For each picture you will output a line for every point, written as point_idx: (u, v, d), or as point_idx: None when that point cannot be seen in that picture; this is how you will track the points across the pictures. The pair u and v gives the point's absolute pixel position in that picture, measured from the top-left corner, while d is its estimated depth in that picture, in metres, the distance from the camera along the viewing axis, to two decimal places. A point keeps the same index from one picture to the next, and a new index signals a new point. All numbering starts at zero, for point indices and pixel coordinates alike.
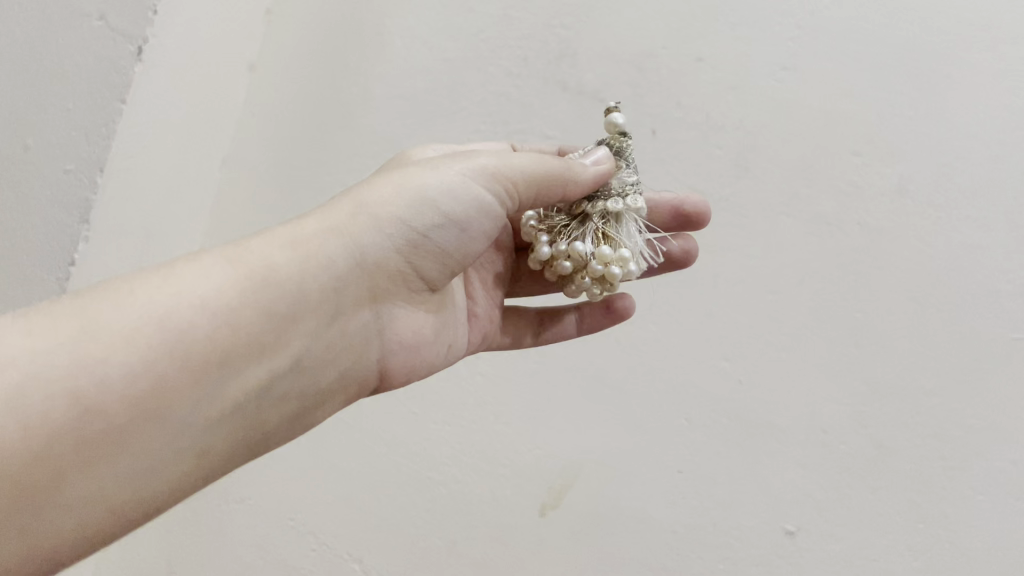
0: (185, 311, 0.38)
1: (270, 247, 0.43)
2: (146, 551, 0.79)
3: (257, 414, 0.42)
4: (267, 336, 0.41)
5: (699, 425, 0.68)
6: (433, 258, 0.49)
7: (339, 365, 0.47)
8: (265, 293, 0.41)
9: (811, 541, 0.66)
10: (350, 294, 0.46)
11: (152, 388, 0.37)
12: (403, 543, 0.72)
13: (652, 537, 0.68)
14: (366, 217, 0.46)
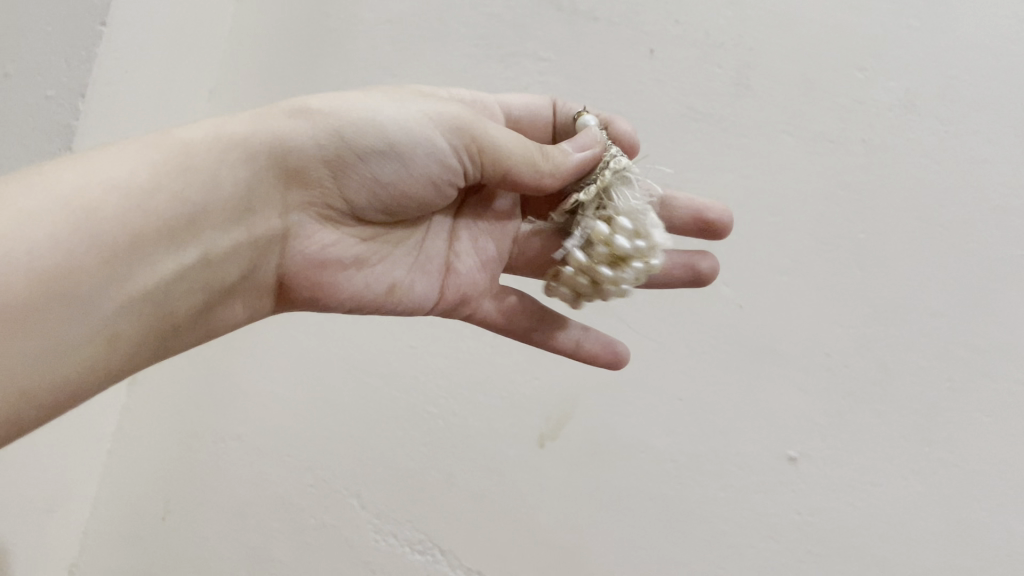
0: (94, 192, 0.38)
1: (198, 137, 0.43)
2: (145, 488, 0.81)
3: (167, 304, 0.41)
4: (177, 223, 0.41)
5: (698, 352, 0.68)
6: (368, 179, 0.47)
7: (254, 264, 0.46)
8: (180, 179, 0.41)
9: (813, 467, 0.65)
10: (262, 196, 0.45)
11: (61, 262, 0.36)
12: (402, 476, 0.74)
13: (653, 464, 0.68)
14: (302, 121, 0.45)
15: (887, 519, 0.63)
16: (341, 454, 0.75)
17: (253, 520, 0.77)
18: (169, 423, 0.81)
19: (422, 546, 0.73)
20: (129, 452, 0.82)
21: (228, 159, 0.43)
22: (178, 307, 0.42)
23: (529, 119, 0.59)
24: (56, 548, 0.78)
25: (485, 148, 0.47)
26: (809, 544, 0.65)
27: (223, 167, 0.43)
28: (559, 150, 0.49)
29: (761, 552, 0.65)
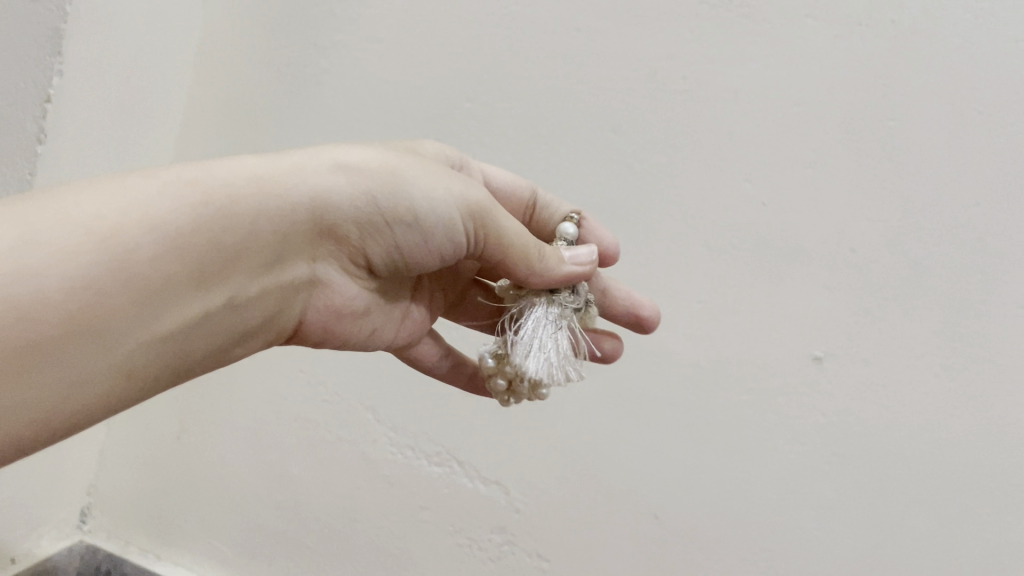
0: (130, 235, 0.35)
1: (240, 179, 0.39)
2: (159, 411, 0.80)
3: (186, 342, 0.39)
4: (209, 270, 0.38)
5: (719, 253, 0.65)
6: (395, 242, 0.45)
7: (267, 307, 0.44)
8: (216, 230, 0.38)
9: (839, 367, 0.63)
10: (294, 247, 0.43)
11: (95, 302, 0.34)
12: (416, 389, 0.73)
13: (672, 369, 0.67)
14: (338, 178, 0.42)
15: (916, 416, 0.61)
16: (355, 372, 0.74)
17: (270, 441, 0.76)
18: None
19: (441, 458, 0.72)
20: None
21: (266, 212, 0.40)
22: (200, 352, 0.41)
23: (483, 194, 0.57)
24: (74, 469, 0.79)
25: (486, 228, 0.45)
26: (834, 445, 0.63)
27: (260, 219, 0.39)
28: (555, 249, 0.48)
29: (785, 454, 0.64)
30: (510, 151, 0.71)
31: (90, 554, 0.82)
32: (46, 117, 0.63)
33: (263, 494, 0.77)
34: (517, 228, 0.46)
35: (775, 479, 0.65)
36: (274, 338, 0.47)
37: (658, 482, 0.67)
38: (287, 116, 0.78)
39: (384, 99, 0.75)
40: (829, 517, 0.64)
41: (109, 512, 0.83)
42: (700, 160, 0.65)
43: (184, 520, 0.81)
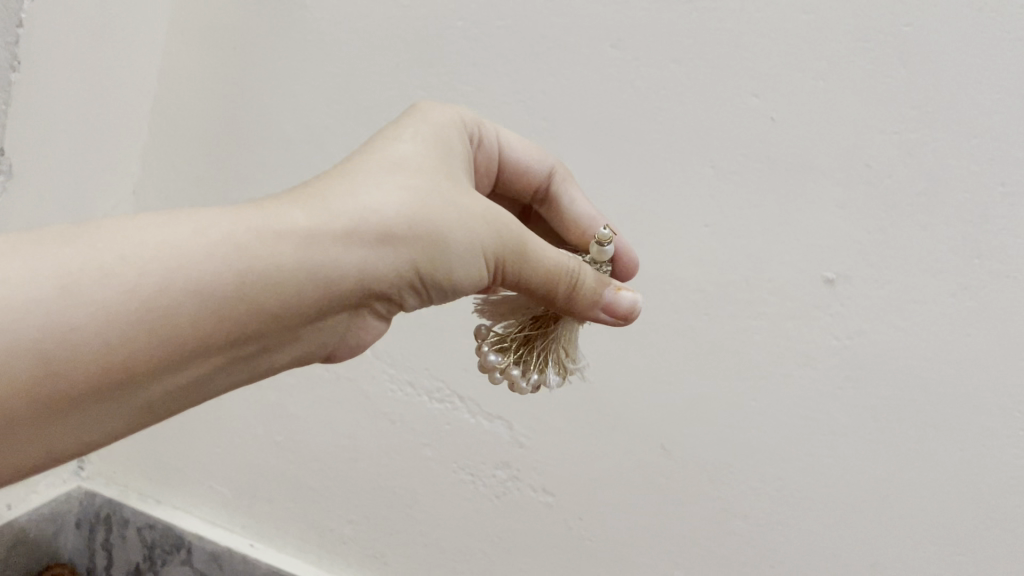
0: (171, 293, 0.31)
1: (294, 231, 0.35)
2: None
3: (209, 389, 0.37)
4: (247, 330, 0.35)
5: (727, 173, 0.62)
6: (436, 292, 0.42)
7: (297, 352, 0.40)
8: (263, 288, 0.34)
9: (853, 288, 0.60)
10: (340, 306, 0.39)
11: (125, 359, 0.31)
12: (417, 323, 0.71)
13: (678, 296, 0.65)
14: (386, 237, 0.38)
15: (933, 338, 0.58)
16: None
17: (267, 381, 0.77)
18: None
19: (441, 395, 0.71)
20: None
21: (315, 275, 0.36)
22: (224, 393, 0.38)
23: (518, 167, 0.56)
24: None
25: (523, 274, 0.43)
26: (847, 369, 0.61)
27: (307, 284, 0.36)
28: (600, 279, 0.47)
29: (796, 379, 0.62)
30: (506, 71, 0.68)
31: (88, 500, 0.83)
32: (19, 42, 0.65)
33: (263, 434, 0.78)
34: (554, 272, 0.44)
35: (786, 405, 0.63)
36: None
37: (665, 413, 0.66)
38: (278, 45, 0.75)
39: (375, 23, 0.72)
40: (842, 443, 0.61)
41: (107, 461, 0.84)
42: (705, 74, 0.62)
43: (182, 465, 0.82)
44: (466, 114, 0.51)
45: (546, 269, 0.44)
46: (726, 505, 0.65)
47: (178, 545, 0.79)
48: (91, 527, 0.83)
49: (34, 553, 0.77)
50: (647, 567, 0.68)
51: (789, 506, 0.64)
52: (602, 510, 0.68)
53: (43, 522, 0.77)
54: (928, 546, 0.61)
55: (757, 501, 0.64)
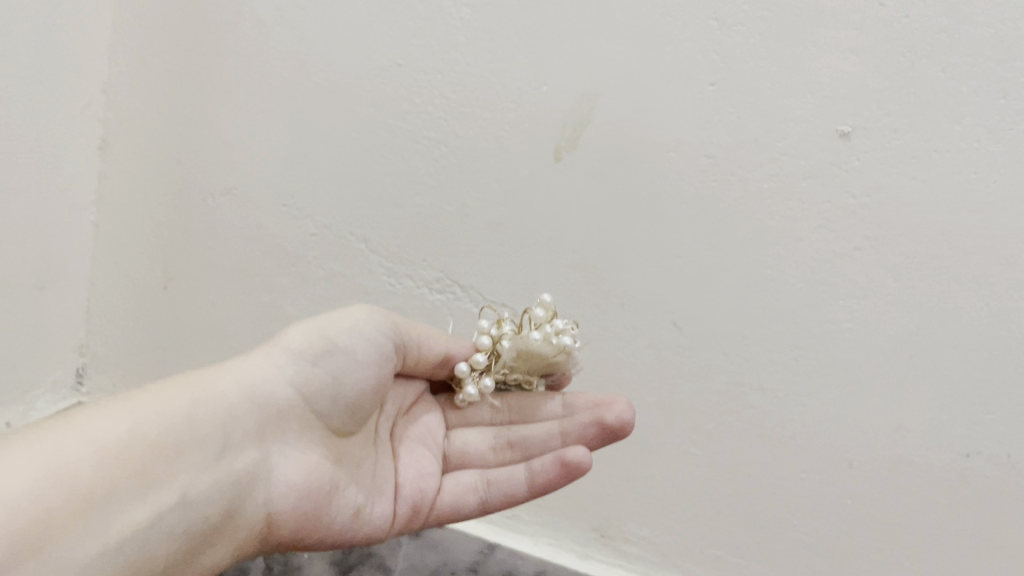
0: (70, 446, 0.37)
1: (167, 399, 0.42)
2: (138, 260, 0.74)
3: (149, 551, 0.38)
4: (154, 466, 0.39)
5: (732, 26, 0.57)
6: (327, 394, 0.47)
7: (221, 504, 0.42)
8: (153, 428, 0.40)
9: (870, 140, 0.56)
10: (239, 432, 0.44)
11: (48, 511, 0.34)
12: (408, 213, 0.66)
13: (685, 162, 0.60)
14: (259, 363, 0.47)
15: (958, 188, 0.54)
16: (338, 199, 0.67)
17: (259, 278, 0.71)
18: (148, 183, 0.72)
19: (442, 286, 0.67)
20: (117, 221, 0.73)
21: (190, 413, 0.43)
22: (165, 558, 0.39)
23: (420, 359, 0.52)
24: (58, 329, 0.73)
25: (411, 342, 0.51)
26: (866, 228, 0.57)
27: (197, 428, 0.42)
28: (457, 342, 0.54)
29: (812, 242, 0.58)
30: None
31: None
32: None
33: (260, 336, 0.72)
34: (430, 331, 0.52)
35: (801, 271, 0.59)
36: (243, 545, 0.44)
37: (674, 286, 0.63)
38: None
39: None
40: (863, 306, 0.58)
41: (106, 370, 0.77)
42: None
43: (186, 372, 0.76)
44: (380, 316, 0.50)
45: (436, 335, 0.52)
46: (742, 377, 0.63)
47: None
48: None
49: None
50: (661, 448, 0.66)
51: (806, 375, 0.61)
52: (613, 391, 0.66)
53: None
54: (952, 408, 0.58)
55: (774, 372, 0.62)
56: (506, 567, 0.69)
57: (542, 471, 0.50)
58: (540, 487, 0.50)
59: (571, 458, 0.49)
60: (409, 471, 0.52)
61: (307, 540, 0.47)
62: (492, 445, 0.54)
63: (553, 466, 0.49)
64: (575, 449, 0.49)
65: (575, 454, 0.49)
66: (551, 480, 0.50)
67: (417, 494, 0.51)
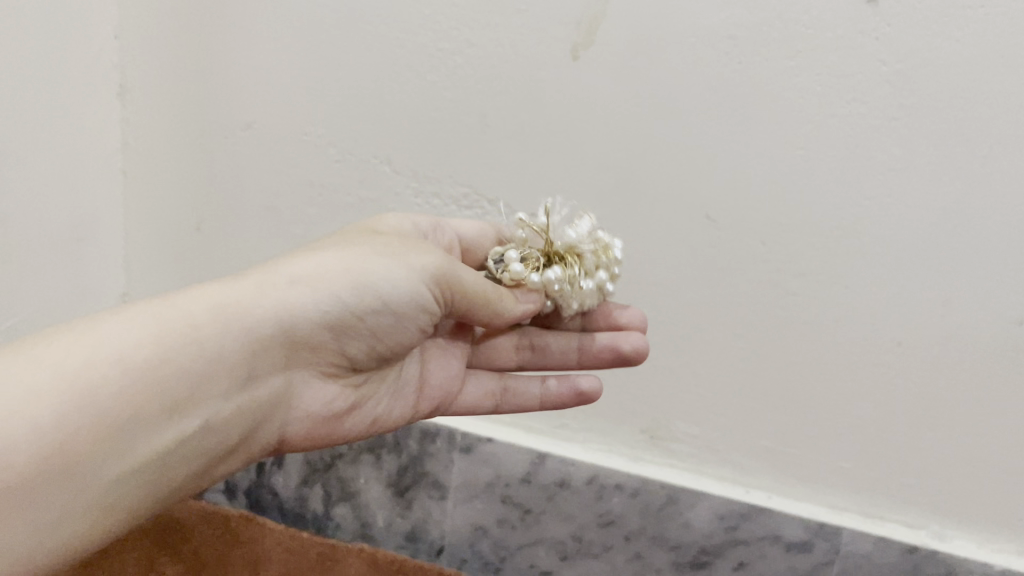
0: (98, 367, 0.36)
1: (205, 307, 0.40)
2: (167, 203, 0.74)
3: (166, 472, 0.39)
4: (181, 393, 0.39)
5: None
6: (361, 339, 0.48)
7: (241, 427, 0.43)
8: (184, 347, 0.39)
9: (900, 3, 0.53)
10: (263, 364, 0.43)
11: (72, 439, 0.34)
12: (428, 130, 0.65)
13: (708, 48, 0.57)
14: (294, 281, 0.44)
15: (995, 44, 0.52)
16: (356, 123, 0.66)
17: (288, 211, 0.71)
18: (167, 124, 0.71)
19: (469, 202, 0.67)
20: (144, 168, 0.74)
21: (227, 334, 0.41)
22: (179, 481, 0.40)
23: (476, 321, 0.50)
24: (98, 279, 0.74)
25: (454, 294, 0.48)
26: (901, 96, 0.55)
27: (228, 348, 0.41)
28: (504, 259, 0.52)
29: (846, 117, 0.56)
30: None
31: None
32: None
33: None
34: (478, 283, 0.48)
35: (835, 148, 0.57)
36: (257, 456, 0.47)
37: (706, 177, 0.61)
38: None
39: None
40: (901, 179, 0.56)
41: None
42: None
43: None
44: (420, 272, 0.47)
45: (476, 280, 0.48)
46: (783, 265, 0.61)
47: None
48: None
49: None
50: (706, 345, 0.65)
51: (848, 257, 0.59)
52: (652, 293, 0.65)
53: None
54: (1000, 275, 0.56)
55: (815, 255, 0.60)
56: (558, 474, 0.69)
57: (555, 392, 0.58)
58: (549, 404, 0.59)
59: (584, 387, 0.58)
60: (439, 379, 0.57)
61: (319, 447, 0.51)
62: (516, 346, 0.59)
63: (566, 392, 0.58)
64: (588, 381, 0.58)
65: (588, 386, 0.58)
66: (562, 402, 0.59)
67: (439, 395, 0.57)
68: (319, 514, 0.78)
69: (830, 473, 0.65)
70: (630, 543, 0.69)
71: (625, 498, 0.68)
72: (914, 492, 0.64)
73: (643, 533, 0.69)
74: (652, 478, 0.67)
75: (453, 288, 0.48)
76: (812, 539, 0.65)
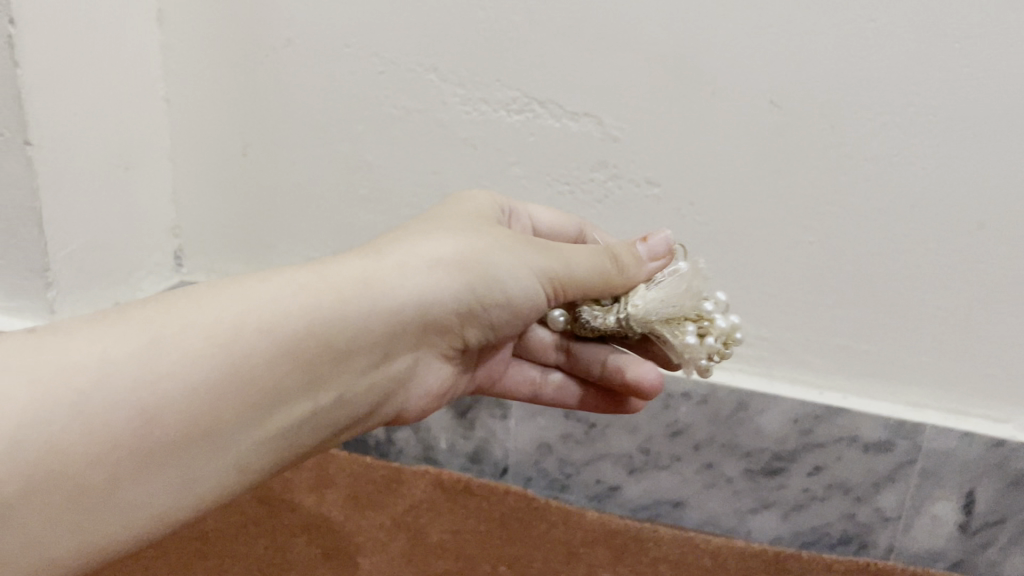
0: (250, 341, 0.34)
1: (359, 288, 0.38)
2: (213, 131, 0.73)
3: (296, 446, 0.38)
4: (321, 373, 0.37)
5: None
6: (482, 318, 0.45)
7: (368, 403, 0.42)
8: (332, 327, 0.37)
9: None
10: (397, 344, 0.41)
11: (220, 410, 0.33)
12: (474, 33, 0.63)
13: None
14: (439, 272, 0.41)
15: None
16: (400, 31, 0.65)
17: (335, 129, 0.69)
18: (208, 48, 0.70)
19: (520, 105, 0.64)
20: (188, 96, 0.73)
21: (372, 319, 0.38)
22: (301, 451, 0.39)
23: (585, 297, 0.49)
24: (149, 209, 0.74)
25: (565, 284, 0.46)
26: None
27: (371, 332, 0.39)
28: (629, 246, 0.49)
29: None
30: None
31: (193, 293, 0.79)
32: None
33: (346, 189, 0.71)
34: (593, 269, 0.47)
35: (908, 17, 0.54)
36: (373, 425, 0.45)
37: (769, 59, 0.57)
38: None
39: None
40: (981, 45, 0.53)
41: (204, 250, 0.79)
42: None
43: (280, 239, 0.75)
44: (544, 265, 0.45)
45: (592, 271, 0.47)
46: (854, 149, 0.58)
47: None
48: None
49: None
50: (774, 242, 0.62)
51: (924, 135, 0.56)
52: (716, 190, 0.62)
53: None
54: None
55: (888, 136, 0.57)
56: None
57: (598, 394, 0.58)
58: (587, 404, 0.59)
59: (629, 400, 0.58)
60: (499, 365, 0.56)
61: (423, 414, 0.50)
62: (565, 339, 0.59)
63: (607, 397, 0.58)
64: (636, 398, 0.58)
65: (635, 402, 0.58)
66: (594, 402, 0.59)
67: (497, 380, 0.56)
68: (382, 441, 0.78)
69: (908, 369, 0.63)
70: (698, 453, 0.68)
71: (692, 406, 0.67)
72: (999, 384, 0.61)
73: (713, 442, 0.67)
74: (720, 385, 0.66)
75: (574, 281, 0.46)
76: (892, 438, 0.63)
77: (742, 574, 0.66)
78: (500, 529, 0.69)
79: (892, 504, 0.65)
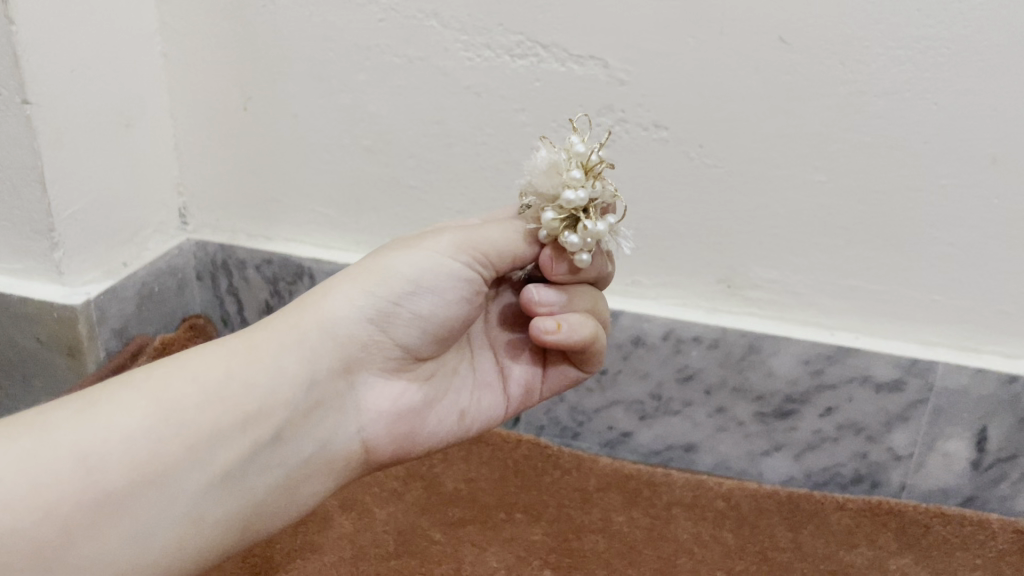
0: (146, 409, 0.38)
1: (258, 340, 0.43)
2: (212, 84, 0.72)
3: (247, 484, 0.41)
4: (252, 404, 0.41)
5: None
6: (411, 328, 0.46)
7: (315, 436, 0.44)
8: (240, 373, 0.41)
9: None
10: (324, 373, 0.44)
11: (148, 458, 0.37)
12: None
13: None
14: (338, 299, 0.45)
15: None
16: None
17: (335, 80, 0.68)
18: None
19: (523, 50, 0.63)
20: (184, 50, 0.72)
21: (293, 347, 0.43)
22: (259, 496, 0.42)
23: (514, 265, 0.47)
24: (150, 168, 0.73)
25: (488, 253, 0.45)
26: None
27: (288, 364, 0.43)
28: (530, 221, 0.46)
29: None
30: None
31: (201, 251, 0.79)
32: None
33: (349, 140, 0.70)
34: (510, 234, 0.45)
35: None
36: (345, 469, 0.46)
37: None
38: None
39: None
40: None
41: (208, 207, 0.78)
42: None
43: (284, 193, 0.75)
44: (445, 246, 0.45)
45: (506, 235, 0.45)
46: (866, 84, 0.57)
47: (299, 273, 0.76)
48: (211, 278, 0.81)
49: (162, 307, 0.77)
50: (783, 182, 0.61)
51: (937, 69, 0.55)
52: (724, 131, 0.61)
53: (163, 276, 0.76)
54: None
55: (902, 69, 0.56)
56: (632, 332, 0.68)
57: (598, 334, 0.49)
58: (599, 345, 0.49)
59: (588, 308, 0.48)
60: (520, 368, 0.53)
61: (415, 450, 0.50)
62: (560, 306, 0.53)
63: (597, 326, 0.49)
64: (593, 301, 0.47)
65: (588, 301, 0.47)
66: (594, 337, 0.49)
67: (525, 390, 0.53)
68: None
69: (920, 308, 0.62)
70: (710, 396, 0.68)
71: (703, 350, 0.67)
72: (1012, 320, 0.61)
73: (724, 386, 0.68)
74: (732, 327, 0.65)
75: (489, 255, 0.45)
76: (902, 377, 0.63)
77: (755, 515, 0.66)
78: (514, 477, 0.70)
79: (904, 443, 0.65)
